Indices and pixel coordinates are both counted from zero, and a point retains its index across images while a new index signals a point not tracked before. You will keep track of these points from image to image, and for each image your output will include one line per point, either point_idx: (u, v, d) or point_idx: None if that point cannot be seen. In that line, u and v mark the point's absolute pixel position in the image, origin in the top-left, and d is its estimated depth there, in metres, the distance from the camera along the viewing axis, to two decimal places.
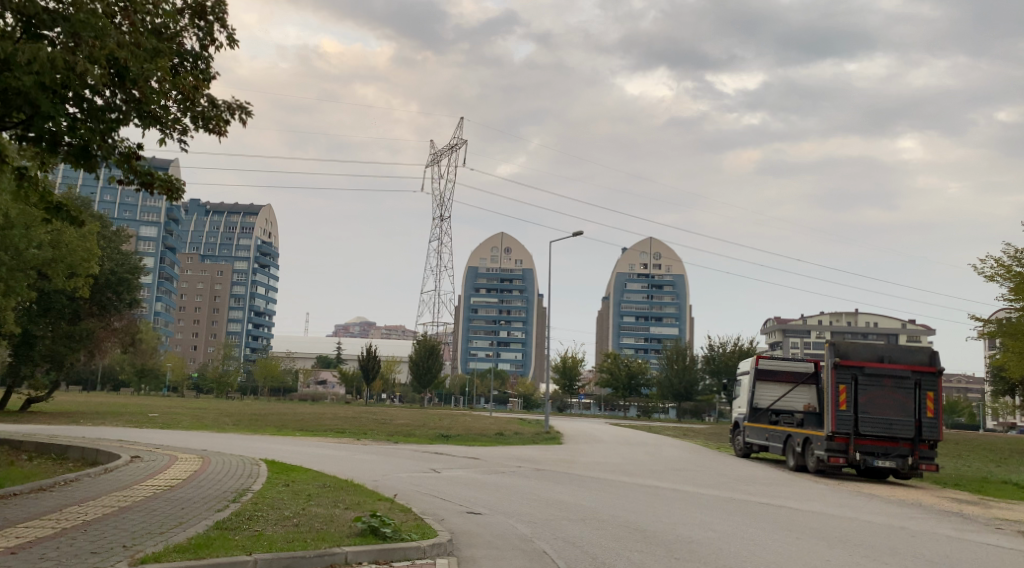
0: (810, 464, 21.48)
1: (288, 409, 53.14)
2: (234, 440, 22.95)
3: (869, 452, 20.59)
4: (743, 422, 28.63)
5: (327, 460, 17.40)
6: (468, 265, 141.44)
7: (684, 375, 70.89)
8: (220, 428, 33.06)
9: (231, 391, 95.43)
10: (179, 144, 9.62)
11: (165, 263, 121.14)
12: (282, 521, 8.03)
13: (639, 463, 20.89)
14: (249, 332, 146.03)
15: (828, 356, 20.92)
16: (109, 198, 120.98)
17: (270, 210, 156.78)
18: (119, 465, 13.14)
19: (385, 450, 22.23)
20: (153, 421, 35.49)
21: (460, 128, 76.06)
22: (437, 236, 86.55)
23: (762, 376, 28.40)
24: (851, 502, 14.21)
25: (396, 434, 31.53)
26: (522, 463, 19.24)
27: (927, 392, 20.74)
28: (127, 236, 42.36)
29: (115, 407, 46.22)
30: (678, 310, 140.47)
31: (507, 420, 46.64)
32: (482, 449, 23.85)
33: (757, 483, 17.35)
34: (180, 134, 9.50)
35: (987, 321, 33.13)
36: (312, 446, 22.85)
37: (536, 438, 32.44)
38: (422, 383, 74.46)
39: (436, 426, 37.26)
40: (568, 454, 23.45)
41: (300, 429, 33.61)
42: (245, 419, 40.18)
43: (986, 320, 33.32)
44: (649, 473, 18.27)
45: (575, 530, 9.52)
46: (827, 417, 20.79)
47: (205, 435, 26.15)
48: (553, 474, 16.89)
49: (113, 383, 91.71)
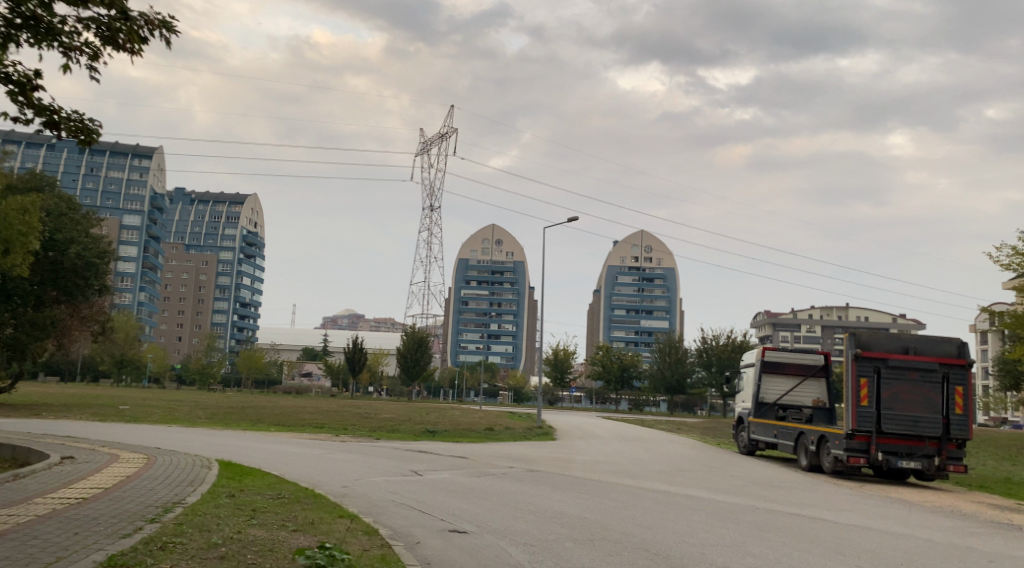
0: (827, 464, 19.73)
1: (268, 402, 51.07)
2: (197, 436, 20.95)
3: (893, 452, 18.88)
4: (748, 418, 26.76)
5: (297, 462, 15.51)
6: (458, 257, 139.58)
7: (677, 368, 69.33)
8: (191, 422, 31.10)
9: (213, 383, 93.27)
10: (80, 62, 7.71)
11: (149, 252, 118.50)
12: (203, 553, 6.11)
13: (640, 463, 19.10)
14: (235, 324, 144.07)
15: (849, 347, 19.17)
16: (92, 185, 117.91)
17: (256, 200, 154.28)
18: (42, 467, 11.17)
19: (363, 449, 20.39)
20: (121, 415, 33.36)
21: (450, 115, 74.02)
22: (427, 226, 84.74)
23: (769, 369, 26.59)
24: (892, 512, 12.51)
25: (378, 429, 29.60)
26: (514, 462, 17.46)
27: (956, 386, 19.06)
28: (98, 221, 40.14)
29: (84, 398, 44.32)
30: (669, 303, 139.03)
31: (497, 414, 45.04)
32: (470, 446, 22.00)
33: (775, 486, 15.60)
34: (80, 47, 7.59)
35: (997, 313, 31.55)
36: (283, 443, 20.95)
37: (528, 433, 30.62)
38: (409, 376, 72.44)
39: (421, 420, 35.39)
40: (560, 452, 21.60)
41: (276, 423, 31.67)
42: (220, 412, 38.22)
43: (995, 311, 31.76)
44: (654, 475, 16.48)
45: (586, 557, 7.67)
46: (847, 414, 19.03)
47: (168, 429, 24.18)
48: (546, 475, 15.08)
49: (93, 374, 89.41)
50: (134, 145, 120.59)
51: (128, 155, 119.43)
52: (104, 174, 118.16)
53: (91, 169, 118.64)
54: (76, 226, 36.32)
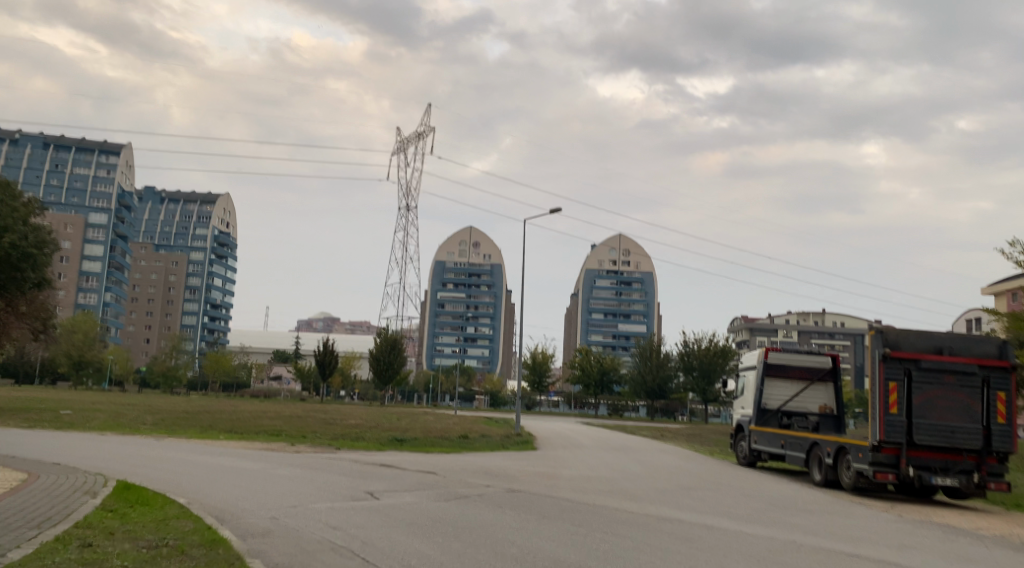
0: (848, 480, 17.24)
1: (230, 406, 47.77)
2: (125, 446, 18.06)
3: (924, 467, 16.42)
4: (748, 427, 24.33)
5: (228, 483, 12.72)
6: (435, 259, 136.71)
7: (658, 371, 67.03)
8: (136, 430, 28.12)
9: (178, 386, 89.78)
10: None
11: (116, 252, 114.21)
12: None
13: (637, 479, 16.45)
14: (205, 326, 140.25)
15: (875, 347, 16.71)
16: (56, 182, 113.89)
17: (228, 199, 150.84)
18: None
19: (316, 462, 17.62)
20: (57, 421, 30.15)
21: (426, 113, 71.40)
22: (402, 227, 82.26)
23: (771, 372, 24.20)
24: (966, 551, 10.02)
25: (339, 437, 26.68)
26: (487, 480, 14.79)
27: (998, 392, 16.60)
28: (40, 211, 37.06)
29: (29, 403, 40.87)
30: (647, 308, 136.88)
31: (473, 419, 42.18)
32: (439, 459, 19.24)
33: (806, 512, 13.03)
34: None
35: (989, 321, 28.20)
36: (224, 455, 18.09)
37: (507, 441, 27.79)
38: (382, 380, 69.32)
39: (390, 427, 32.56)
40: (544, 465, 18.86)
41: (228, 430, 28.72)
42: (171, 417, 35.05)
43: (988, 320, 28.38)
44: (658, 496, 13.90)
45: None
46: (873, 423, 16.52)
47: (93, 437, 21.20)
48: (527, 498, 12.42)
49: (52, 376, 85.70)
50: (100, 142, 116.93)
51: (95, 151, 115.62)
52: (69, 170, 114.11)
53: (56, 165, 114.71)
54: (13, 212, 33.37)
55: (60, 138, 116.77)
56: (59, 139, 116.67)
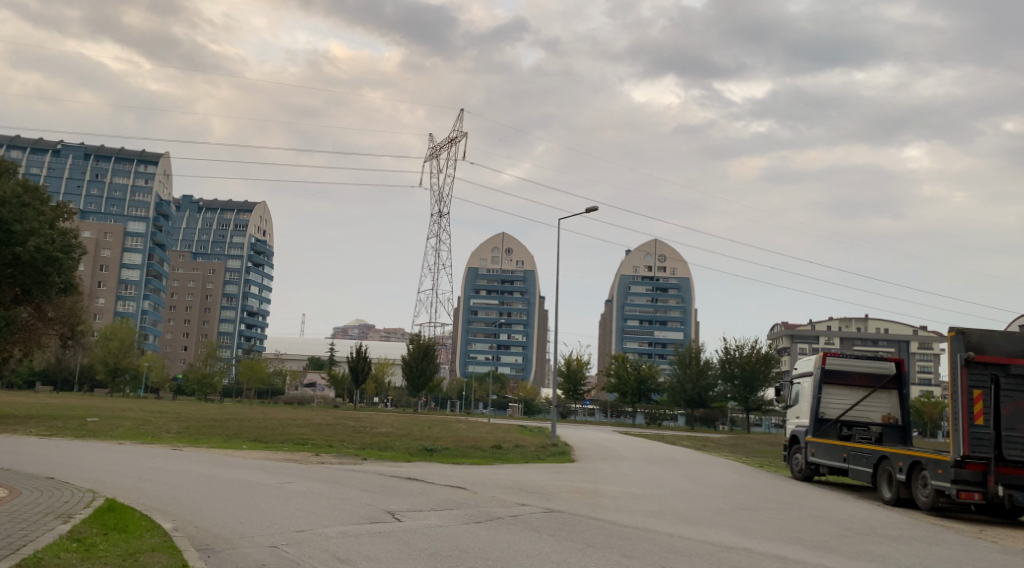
0: (926, 498, 15.51)
1: (261, 414, 46.74)
2: (134, 458, 16.84)
3: (1016, 484, 14.55)
4: (805, 438, 22.55)
5: (233, 501, 11.34)
6: (468, 266, 135.56)
7: (697, 379, 64.87)
8: (160, 439, 27.03)
9: (214, 393, 89.40)
10: None
11: (154, 260, 114.59)
12: None
13: (689, 498, 14.82)
14: (241, 333, 140.23)
15: (956, 350, 14.99)
16: (96, 191, 114.69)
17: (265, 207, 151.48)
18: None
19: (337, 475, 16.20)
20: (81, 430, 29.10)
21: (457, 119, 70.62)
22: (435, 234, 81.24)
23: (828, 379, 22.42)
24: None
25: (367, 447, 25.35)
26: (523, 497, 13.33)
27: None
28: (71, 216, 36.33)
29: (60, 410, 40.08)
30: (683, 314, 134.40)
31: (507, 428, 40.69)
32: (470, 472, 17.76)
33: (889, 540, 11.33)
34: None
35: None
36: (239, 467, 16.73)
37: (543, 452, 26.26)
38: (416, 387, 68.10)
39: (423, 436, 31.14)
40: (585, 480, 17.24)
41: (254, 440, 27.50)
42: (199, 426, 33.90)
43: None
44: (717, 518, 12.33)
45: None
46: (956, 435, 14.78)
47: (107, 446, 20.07)
48: (569, 522, 10.94)
49: (91, 384, 85.87)
50: (139, 151, 117.67)
51: (134, 161, 116.27)
52: (109, 179, 114.78)
53: (96, 175, 115.38)
54: (41, 216, 32.65)
55: (100, 148, 117.52)
56: (100, 149, 117.56)
